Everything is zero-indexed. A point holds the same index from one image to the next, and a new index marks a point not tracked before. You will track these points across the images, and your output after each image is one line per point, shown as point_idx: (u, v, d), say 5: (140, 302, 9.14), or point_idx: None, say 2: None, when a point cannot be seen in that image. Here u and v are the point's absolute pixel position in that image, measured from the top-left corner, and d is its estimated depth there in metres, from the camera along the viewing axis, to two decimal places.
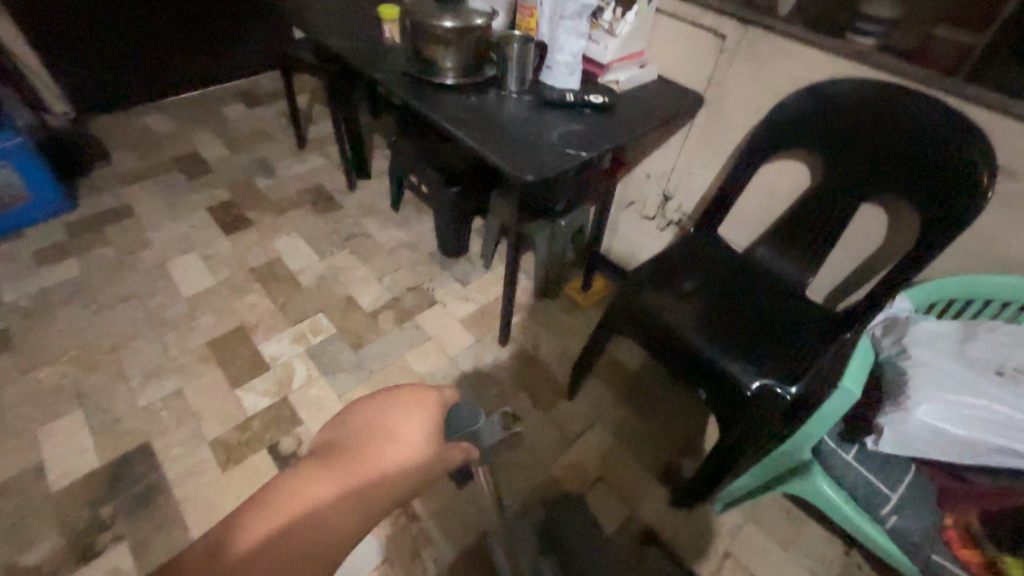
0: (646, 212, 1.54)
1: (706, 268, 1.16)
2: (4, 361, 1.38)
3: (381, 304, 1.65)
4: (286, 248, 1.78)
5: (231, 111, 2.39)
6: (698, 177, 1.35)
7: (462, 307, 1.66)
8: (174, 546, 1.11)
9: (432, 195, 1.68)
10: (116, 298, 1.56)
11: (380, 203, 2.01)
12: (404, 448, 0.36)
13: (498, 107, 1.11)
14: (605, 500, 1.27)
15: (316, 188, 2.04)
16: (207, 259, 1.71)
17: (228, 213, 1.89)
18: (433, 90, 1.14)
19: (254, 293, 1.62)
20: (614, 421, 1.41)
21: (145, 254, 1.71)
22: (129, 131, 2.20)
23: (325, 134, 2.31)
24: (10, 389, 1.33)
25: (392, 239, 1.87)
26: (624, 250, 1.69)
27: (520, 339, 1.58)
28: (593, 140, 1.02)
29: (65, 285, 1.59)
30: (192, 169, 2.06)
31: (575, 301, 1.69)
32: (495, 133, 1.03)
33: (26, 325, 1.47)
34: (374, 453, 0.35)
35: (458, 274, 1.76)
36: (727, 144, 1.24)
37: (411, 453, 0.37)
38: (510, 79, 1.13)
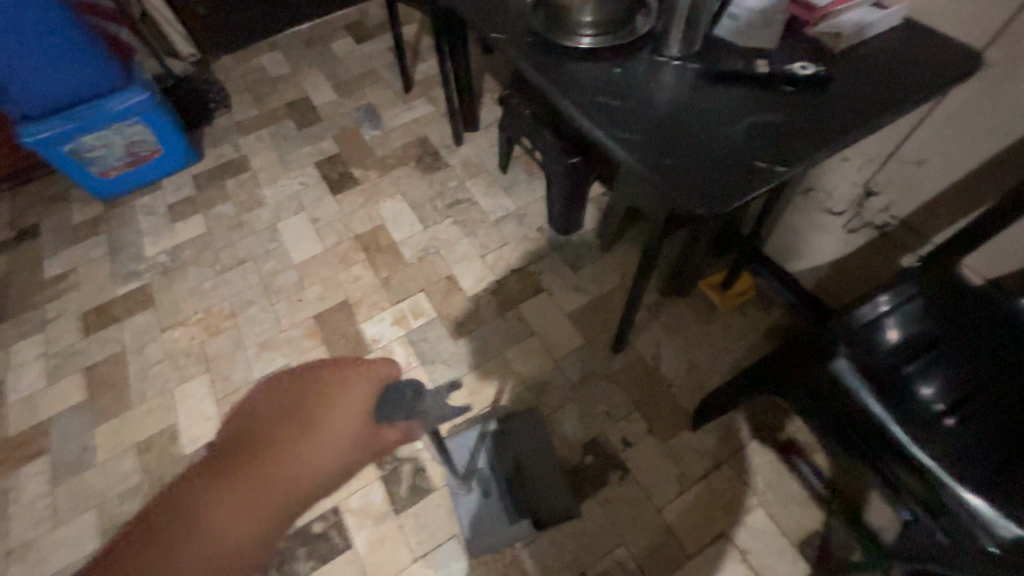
0: (831, 207, 1.14)
1: (930, 326, 0.82)
2: (147, 318, 1.50)
3: (484, 286, 1.51)
4: (389, 214, 1.68)
5: (340, 46, 2.25)
6: (932, 173, 0.94)
7: (573, 298, 1.46)
8: None
9: (547, 164, 1.43)
10: (236, 261, 1.60)
11: (488, 161, 1.80)
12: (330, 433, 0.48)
13: (652, 85, 0.80)
14: (729, 561, 1.07)
15: (422, 141, 1.88)
16: (314, 221, 1.68)
17: (335, 170, 1.82)
18: (564, 58, 0.85)
19: (358, 265, 1.57)
20: (747, 464, 1.18)
21: (260, 213, 1.72)
22: (247, 74, 2.18)
23: (433, 74, 2.09)
24: (151, 346, 1.45)
25: (499, 207, 1.67)
26: (787, 246, 1.32)
27: (638, 345, 1.36)
28: (798, 144, 0.69)
29: (194, 242, 1.66)
30: (302, 117, 2.00)
31: (710, 303, 1.40)
32: (652, 132, 0.73)
33: (164, 282, 1.58)
34: (297, 443, 0.44)
35: (570, 255, 1.54)
36: (1006, 131, 0.81)
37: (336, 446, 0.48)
38: (674, 40, 0.80)
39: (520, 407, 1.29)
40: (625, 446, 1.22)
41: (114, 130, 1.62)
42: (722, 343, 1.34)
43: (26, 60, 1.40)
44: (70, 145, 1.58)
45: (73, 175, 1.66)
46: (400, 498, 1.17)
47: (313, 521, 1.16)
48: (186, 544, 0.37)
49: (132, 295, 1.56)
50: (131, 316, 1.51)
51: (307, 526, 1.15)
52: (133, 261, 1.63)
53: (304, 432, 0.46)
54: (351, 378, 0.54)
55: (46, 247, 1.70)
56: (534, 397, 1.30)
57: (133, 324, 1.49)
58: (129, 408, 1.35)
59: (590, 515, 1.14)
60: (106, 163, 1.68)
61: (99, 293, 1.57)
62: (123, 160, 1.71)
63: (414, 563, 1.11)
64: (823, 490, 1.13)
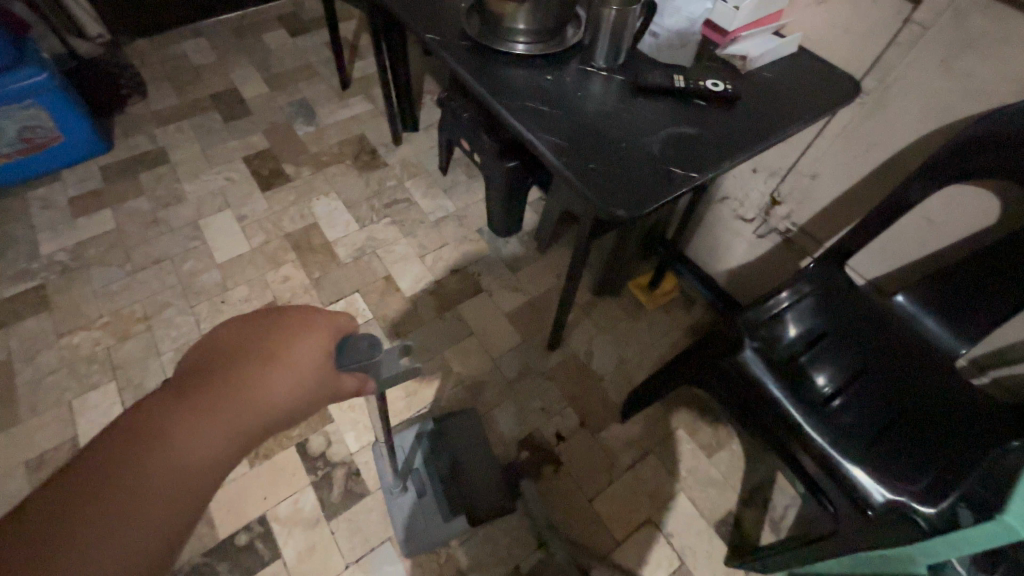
0: (743, 213, 1.25)
1: (824, 318, 0.92)
2: (42, 321, 1.35)
3: (422, 286, 1.50)
4: (324, 212, 1.63)
5: (272, 38, 2.16)
6: (824, 184, 1.06)
7: (511, 298, 1.49)
8: (202, 544, 1.08)
9: (484, 166, 1.45)
10: (150, 260, 1.48)
11: (428, 162, 1.79)
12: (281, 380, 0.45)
13: (580, 94, 0.84)
14: (655, 544, 1.14)
15: (360, 139, 1.84)
16: (241, 218, 1.59)
17: (265, 165, 1.74)
18: (498, 63, 0.88)
19: (289, 264, 1.51)
20: (671, 453, 1.25)
21: (180, 208, 1.61)
22: (166, 60, 2.04)
23: (371, 73, 2.06)
24: (47, 352, 1.30)
25: (439, 209, 1.68)
26: (706, 250, 1.43)
27: (572, 343, 1.41)
28: (709, 153, 0.76)
29: (101, 239, 1.52)
30: (229, 109, 1.89)
31: (640, 302, 1.48)
32: (581, 138, 0.78)
33: (63, 283, 1.43)
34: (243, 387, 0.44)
35: (507, 257, 1.57)
36: (881, 149, 0.93)
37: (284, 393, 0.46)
38: (600, 51, 0.85)
39: (458, 407, 1.29)
40: (560, 441, 1.26)
41: (3, 113, 1.45)
42: (650, 340, 1.42)
43: None
44: None
45: None
46: (332, 504, 1.14)
47: (238, 533, 1.10)
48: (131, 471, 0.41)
49: (23, 296, 1.39)
50: (22, 320, 1.35)
51: (230, 539, 1.09)
52: (26, 258, 1.47)
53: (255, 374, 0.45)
54: (317, 323, 0.48)
55: None
56: (472, 396, 1.31)
57: (24, 328, 1.34)
58: (18, 421, 1.20)
59: (525, 510, 1.17)
60: None
61: None
62: (15, 147, 1.53)
63: (347, 569, 1.07)
64: (737, 474, 1.23)
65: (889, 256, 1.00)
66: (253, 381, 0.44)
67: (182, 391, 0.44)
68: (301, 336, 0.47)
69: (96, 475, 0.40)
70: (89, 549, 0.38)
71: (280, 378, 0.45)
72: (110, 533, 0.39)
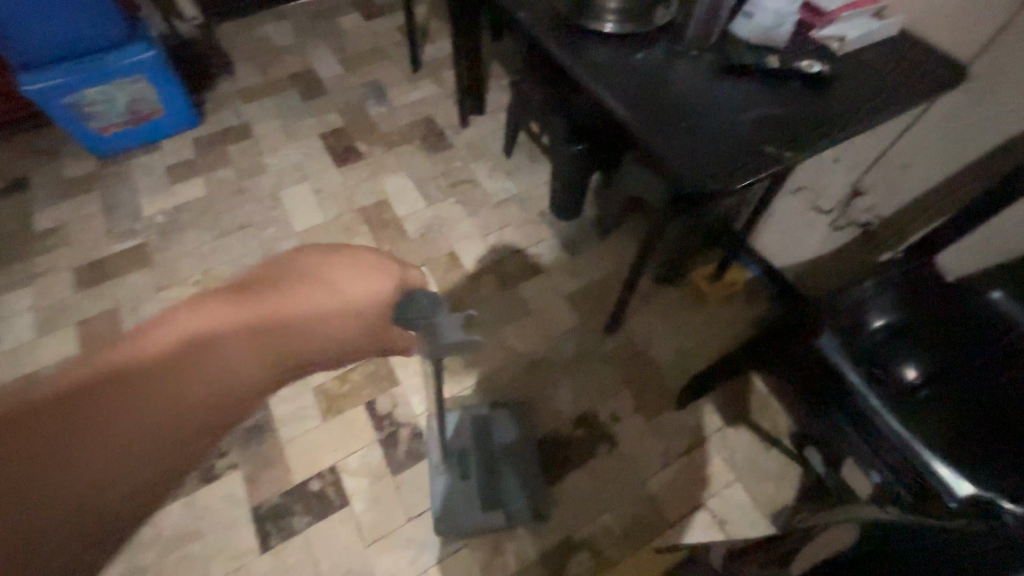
0: (819, 204, 1.22)
1: (910, 312, 0.89)
2: (143, 276, 1.49)
3: (484, 264, 1.54)
4: (393, 189, 1.70)
5: (347, 22, 2.25)
6: (915, 175, 1.02)
7: (570, 281, 1.51)
8: (280, 486, 1.17)
9: (552, 149, 1.47)
10: (236, 226, 1.60)
11: (492, 145, 1.83)
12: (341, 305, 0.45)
13: (669, 71, 0.85)
14: (707, 529, 1.14)
15: (428, 120, 1.90)
16: (317, 191, 1.68)
17: (339, 142, 1.82)
18: (587, 40, 0.90)
19: (361, 237, 1.59)
20: (728, 442, 1.25)
21: (262, 179, 1.71)
22: (251, 42, 2.16)
23: (440, 56, 2.11)
24: (147, 304, 1.44)
25: (502, 190, 1.71)
26: (775, 241, 1.39)
27: (631, 327, 1.42)
28: (804, 133, 0.75)
29: (193, 205, 1.65)
30: (307, 89, 1.99)
31: (701, 292, 1.47)
32: (666, 114, 0.79)
33: (162, 243, 1.56)
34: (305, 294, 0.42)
35: (568, 240, 1.59)
36: (983, 138, 0.89)
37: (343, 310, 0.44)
38: (691, 31, 0.86)
39: (515, 381, 1.33)
40: (615, 421, 1.28)
41: (117, 85, 1.60)
42: (708, 329, 1.41)
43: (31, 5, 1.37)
44: (70, 97, 1.55)
45: (72, 129, 1.63)
46: (396, 461, 1.21)
47: (311, 479, 1.18)
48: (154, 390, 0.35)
49: (127, 253, 1.54)
50: (127, 275, 1.49)
51: (304, 483, 1.18)
52: (129, 218, 1.61)
53: (317, 286, 0.44)
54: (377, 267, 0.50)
55: (36, 200, 1.65)
56: (529, 372, 1.35)
57: (128, 281, 1.48)
58: None
59: (578, 484, 1.20)
60: (106, 119, 1.66)
61: (92, 248, 1.54)
62: (123, 117, 1.68)
63: (408, 522, 1.14)
64: (796, 468, 1.21)
65: (983, 253, 0.96)
66: (296, 303, 0.41)
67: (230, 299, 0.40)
68: (347, 267, 0.47)
69: (102, 383, 0.34)
70: (93, 450, 0.32)
71: (325, 297, 0.43)
72: (100, 440, 0.32)
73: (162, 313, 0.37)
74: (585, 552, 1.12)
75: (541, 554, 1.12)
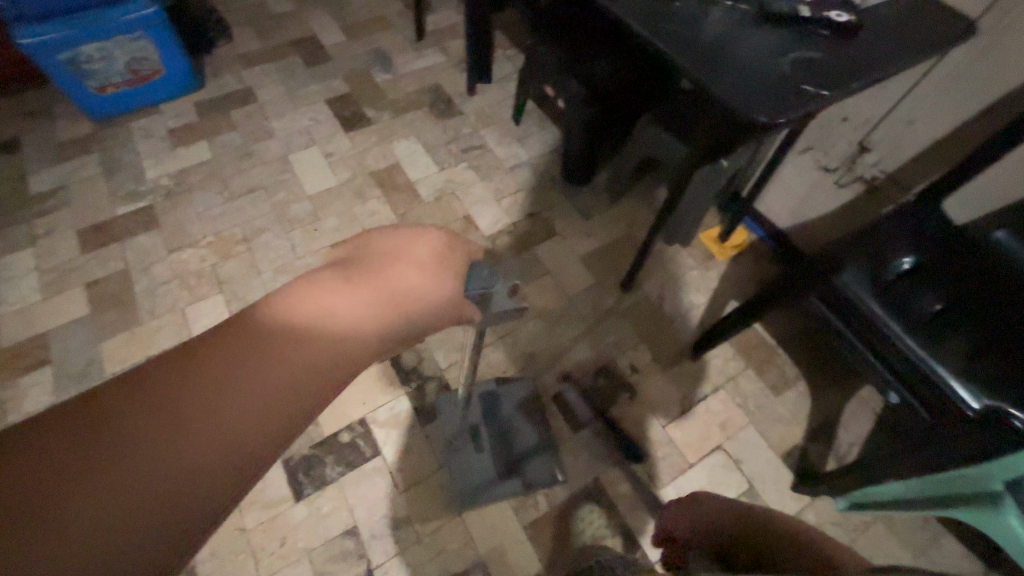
0: (827, 163, 1.29)
1: (928, 253, 0.95)
2: (153, 238, 1.46)
3: (500, 227, 1.57)
4: (404, 154, 1.70)
5: None
6: (920, 130, 1.09)
7: (585, 242, 1.54)
8: (310, 439, 1.18)
9: (567, 113, 1.50)
10: (246, 189, 1.57)
11: (501, 112, 1.84)
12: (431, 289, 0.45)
13: (711, 19, 0.89)
14: (725, 469, 1.21)
15: (435, 88, 1.90)
16: (327, 155, 1.67)
17: (346, 108, 1.81)
18: None
19: (375, 200, 1.59)
20: (741, 390, 1.31)
21: (270, 144, 1.69)
22: (248, 6, 2.11)
23: (444, 25, 2.10)
24: (159, 266, 1.41)
25: (513, 156, 1.73)
26: (780, 202, 1.46)
27: (645, 286, 1.47)
28: (837, 76, 0.80)
29: (199, 168, 1.61)
30: (310, 55, 1.96)
31: (710, 253, 1.52)
32: (714, 57, 0.83)
33: (169, 205, 1.53)
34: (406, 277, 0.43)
35: (580, 204, 1.63)
36: (988, 91, 0.96)
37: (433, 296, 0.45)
38: None
39: (537, 336, 1.37)
40: (634, 373, 1.33)
41: (116, 43, 1.54)
42: (719, 287, 1.47)
43: None
44: (68, 54, 1.49)
45: (68, 89, 1.57)
46: (424, 412, 1.23)
47: (341, 432, 1.19)
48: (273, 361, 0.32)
49: (135, 215, 1.50)
50: (135, 236, 1.46)
51: (334, 436, 1.19)
52: (133, 181, 1.57)
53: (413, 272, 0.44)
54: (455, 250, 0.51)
55: (31, 161, 1.59)
56: (550, 328, 1.38)
57: (138, 243, 1.45)
58: (139, 323, 1.32)
59: (603, 432, 1.24)
60: (104, 79, 1.60)
61: (97, 210, 1.50)
62: (123, 76, 1.63)
63: (440, 470, 1.16)
64: (805, 412, 1.28)
65: (987, 201, 1.04)
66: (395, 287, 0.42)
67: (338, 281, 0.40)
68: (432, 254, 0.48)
69: (215, 359, 0.31)
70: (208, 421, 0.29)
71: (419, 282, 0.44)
72: (217, 410, 0.29)
73: (277, 296, 0.36)
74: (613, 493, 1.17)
75: (570, 497, 1.17)
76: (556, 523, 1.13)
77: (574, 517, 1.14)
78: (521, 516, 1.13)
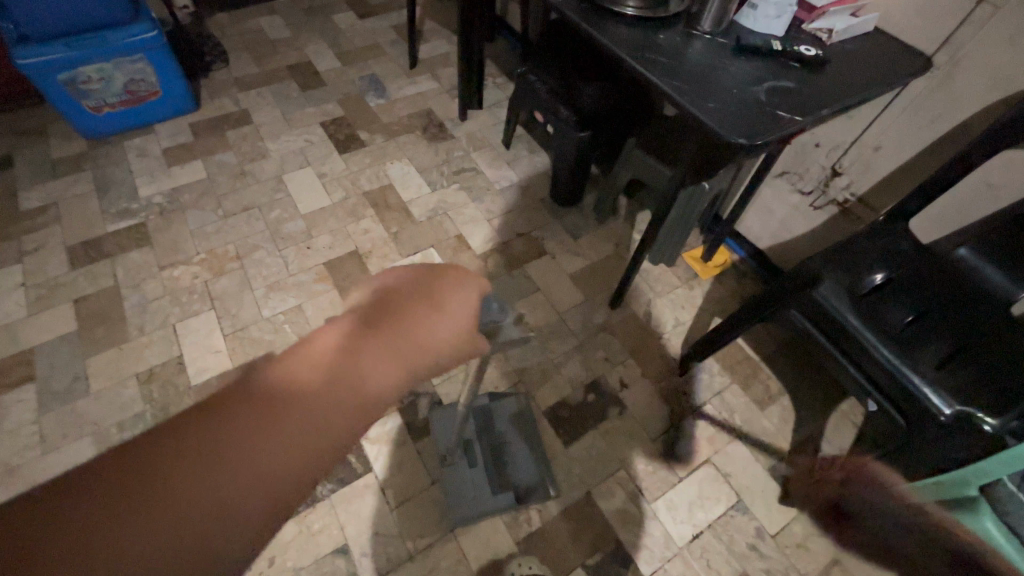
0: (802, 185, 1.36)
1: (901, 270, 1.01)
2: (145, 255, 1.46)
3: (491, 246, 1.60)
4: (397, 175, 1.75)
5: (341, 19, 2.29)
6: (887, 155, 1.16)
7: (574, 261, 1.58)
8: None
9: (557, 137, 1.56)
10: (239, 207, 1.59)
11: (492, 137, 1.91)
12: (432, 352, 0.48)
13: (691, 50, 0.95)
14: (714, 481, 1.23)
15: (428, 113, 1.96)
16: (321, 175, 1.71)
17: (341, 131, 1.85)
18: (612, 21, 1.00)
19: (368, 219, 1.62)
20: (727, 404, 1.35)
21: (264, 164, 1.71)
22: (245, 33, 2.16)
23: (436, 54, 2.18)
24: (150, 282, 1.41)
25: (504, 178, 1.78)
26: (759, 223, 1.53)
27: (633, 303, 1.51)
28: (809, 103, 0.87)
29: (193, 187, 1.63)
30: (305, 79, 2.02)
31: (694, 272, 1.58)
32: (695, 84, 0.89)
33: (162, 223, 1.53)
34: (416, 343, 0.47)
35: (569, 225, 1.68)
36: (946, 119, 1.04)
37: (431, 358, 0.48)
38: (707, 15, 0.96)
39: (528, 352, 1.39)
40: (623, 388, 1.35)
41: (116, 64, 1.57)
42: (703, 304, 1.52)
43: None
44: (66, 74, 1.52)
45: (63, 108, 1.59)
46: (417, 427, 1.23)
47: None
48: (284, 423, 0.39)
49: (126, 232, 1.50)
50: (126, 253, 1.46)
51: None
52: (126, 199, 1.58)
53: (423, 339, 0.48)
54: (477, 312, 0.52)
55: (22, 178, 1.59)
56: (541, 344, 1.41)
57: (129, 260, 1.45)
58: (128, 339, 1.31)
59: (594, 445, 1.26)
60: (101, 99, 1.63)
61: (87, 227, 1.50)
62: (120, 97, 1.65)
63: (433, 485, 1.16)
64: (789, 425, 1.32)
65: (952, 221, 1.11)
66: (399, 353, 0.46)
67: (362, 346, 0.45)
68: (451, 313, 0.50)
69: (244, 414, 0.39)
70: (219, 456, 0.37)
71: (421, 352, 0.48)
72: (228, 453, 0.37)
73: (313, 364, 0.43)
74: (605, 507, 1.18)
75: (562, 511, 1.17)
76: (549, 538, 1.13)
77: (566, 531, 1.14)
78: (514, 531, 1.13)
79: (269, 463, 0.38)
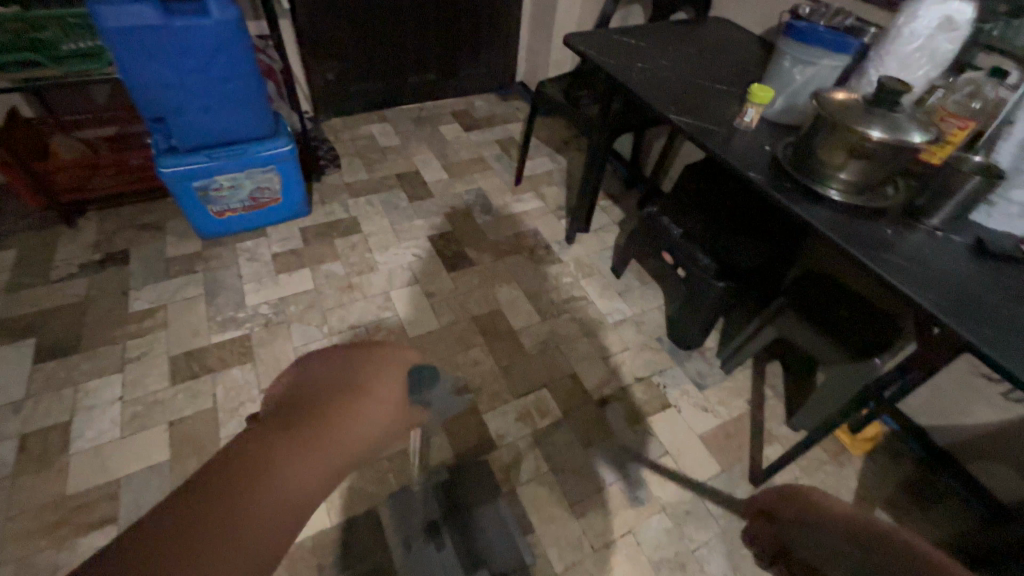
0: (991, 374, 1.20)
1: None
2: (247, 373, 1.37)
3: (609, 391, 1.45)
4: (506, 300, 1.66)
5: (448, 130, 2.35)
6: None
7: (702, 419, 1.42)
8: None
9: (689, 283, 1.47)
10: (346, 325, 1.52)
11: (600, 263, 1.83)
12: (374, 403, 0.50)
13: (931, 251, 0.84)
14: None
15: (534, 233, 1.92)
16: (429, 295, 1.64)
17: (448, 247, 1.81)
18: (814, 205, 0.92)
19: (477, 349, 1.51)
20: None
21: (372, 278, 1.66)
22: (358, 138, 2.24)
23: (540, 171, 2.19)
24: (250, 407, 1.31)
25: (616, 311, 1.68)
26: (926, 404, 1.36)
27: (777, 482, 1.31)
28: None
29: (301, 297, 1.58)
30: (413, 190, 2.03)
31: (842, 446, 1.39)
32: (953, 301, 0.77)
33: (267, 336, 1.46)
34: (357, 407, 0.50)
35: (693, 374, 1.53)
36: None
37: (378, 416, 0.50)
38: (941, 211, 0.87)
39: (663, 537, 1.19)
40: None
41: (248, 175, 1.60)
42: (864, 492, 1.30)
43: (197, 97, 1.41)
44: (201, 182, 1.54)
45: (190, 211, 1.60)
46: None
47: None
48: (258, 492, 0.42)
49: (230, 345, 1.43)
50: (227, 369, 1.38)
51: None
52: (233, 307, 1.53)
53: (360, 395, 0.50)
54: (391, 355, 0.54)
55: (136, 275, 1.58)
56: (676, 528, 1.21)
57: (229, 378, 1.36)
58: None
59: None
60: (225, 205, 1.64)
61: (192, 336, 1.44)
62: (243, 203, 1.67)
63: None
64: None
65: None
66: (350, 418, 0.49)
67: (296, 423, 0.47)
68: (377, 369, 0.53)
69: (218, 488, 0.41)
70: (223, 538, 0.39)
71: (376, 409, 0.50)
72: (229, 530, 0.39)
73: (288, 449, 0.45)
74: None
75: None
76: None
77: None
78: None
79: (273, 511, 0.42)
